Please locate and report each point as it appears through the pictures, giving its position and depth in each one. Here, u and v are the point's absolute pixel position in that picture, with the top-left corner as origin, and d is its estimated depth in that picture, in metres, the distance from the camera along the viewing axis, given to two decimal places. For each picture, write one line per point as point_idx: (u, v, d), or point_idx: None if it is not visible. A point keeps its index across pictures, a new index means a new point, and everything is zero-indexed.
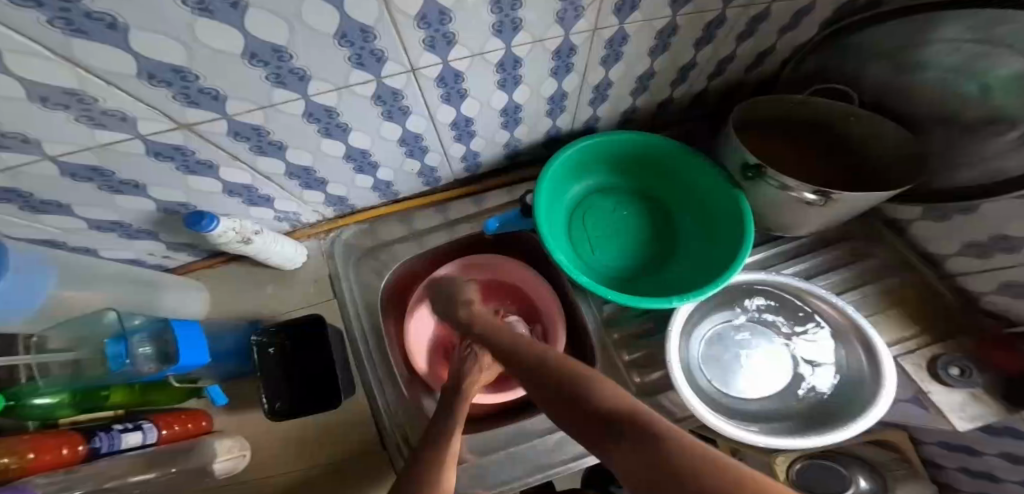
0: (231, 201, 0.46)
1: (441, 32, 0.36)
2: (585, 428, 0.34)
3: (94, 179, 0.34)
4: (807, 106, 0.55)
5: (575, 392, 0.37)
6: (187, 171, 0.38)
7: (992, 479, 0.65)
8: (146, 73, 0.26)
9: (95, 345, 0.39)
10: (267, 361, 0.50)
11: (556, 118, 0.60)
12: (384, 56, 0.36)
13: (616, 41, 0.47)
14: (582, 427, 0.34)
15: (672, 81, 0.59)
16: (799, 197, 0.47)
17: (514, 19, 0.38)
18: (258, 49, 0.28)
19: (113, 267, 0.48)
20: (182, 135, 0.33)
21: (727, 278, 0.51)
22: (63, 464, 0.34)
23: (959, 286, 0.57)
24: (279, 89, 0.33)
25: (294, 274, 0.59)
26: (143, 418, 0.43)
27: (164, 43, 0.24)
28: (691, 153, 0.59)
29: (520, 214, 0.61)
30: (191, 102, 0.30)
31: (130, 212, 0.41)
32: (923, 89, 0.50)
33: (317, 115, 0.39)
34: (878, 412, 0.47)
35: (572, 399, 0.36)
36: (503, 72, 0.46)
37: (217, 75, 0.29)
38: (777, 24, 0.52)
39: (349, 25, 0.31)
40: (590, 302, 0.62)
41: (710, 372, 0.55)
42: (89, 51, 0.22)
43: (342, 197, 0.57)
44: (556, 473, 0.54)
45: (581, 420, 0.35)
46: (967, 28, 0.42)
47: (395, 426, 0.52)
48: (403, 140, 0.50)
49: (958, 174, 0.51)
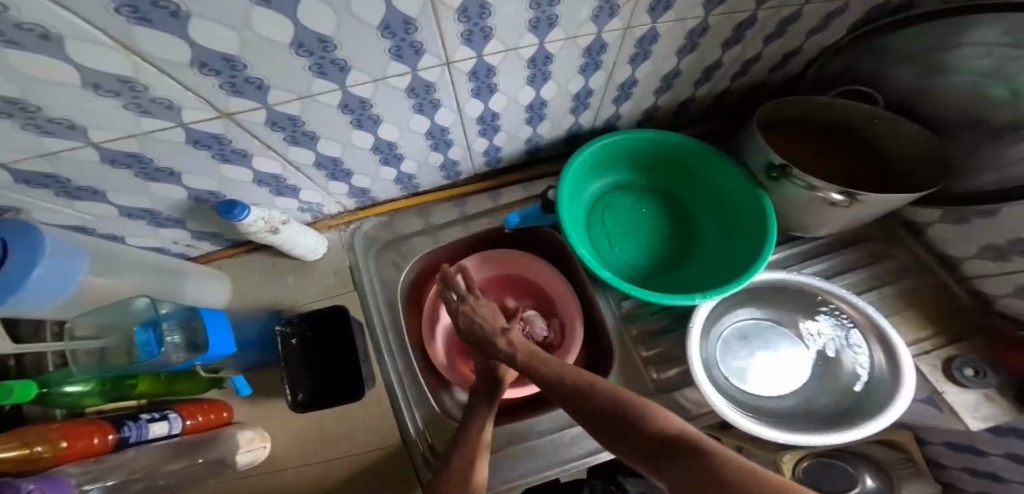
0: (259, 191, 0.45)
1: (479, 26, 0.36)
2: (622, 446, 0.38)
3: (132, 166, 0.34)
4: (832, 107, 0.55)
5: (614, 416, 0.38)
6: (222, 160, 0.38)
7: (996, 478, 0.66)
8: (198, 61, 0.26)
9: (124, 332, 0.40)
10: (291, 351, 0.51)
11: (580, 115, 0.60)
12: (422, 48, 0.36)
13: (646, 39, 0.47)
14: (618, 443, 0.38)
15: (697, 81, 0.59)
16: (825, 197, 0.48)
17: (551, 15, 0.38)
18: (306, 39, 0.28)
19: (144, 256, 0.48)
20: (222, 124, 0.33)
21: (749, 276, 0.51)
22: (93, 453, 0.34)
23: (974, 289, 0.58)
24: (319, 79, 0.33)
25: (315, 265, 0.59)
26: (167, 407, 0.43)
27: (220, 31, 0.24)
28: (714, 153, 0.60)
29: (541, 210, 0.61)
30: (235, 91, 0.30)
31: (162, 200, 0.40)
32: (953, 92, 0.50)
33: (352, 107, 0.39)
34: (897, 412, 0.48)
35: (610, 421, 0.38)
36: (534, 68, 0.46)
37: (265, 65, 0.29)
38: (806, 26, 0.52)
39: (394, 16, 0.30)
40: (608, 298, 0.63)
41: (729, 369, 0.56)
42: (148, 39, 0.22)
43: (365, 189, 0.57)
44: (573, 467, 0.55)
45: (618, 439, 0.38)
46: (1002, 32, 0.42)
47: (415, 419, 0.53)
48: (429, 133, 0.50)
49: (981, 177, 0.52)
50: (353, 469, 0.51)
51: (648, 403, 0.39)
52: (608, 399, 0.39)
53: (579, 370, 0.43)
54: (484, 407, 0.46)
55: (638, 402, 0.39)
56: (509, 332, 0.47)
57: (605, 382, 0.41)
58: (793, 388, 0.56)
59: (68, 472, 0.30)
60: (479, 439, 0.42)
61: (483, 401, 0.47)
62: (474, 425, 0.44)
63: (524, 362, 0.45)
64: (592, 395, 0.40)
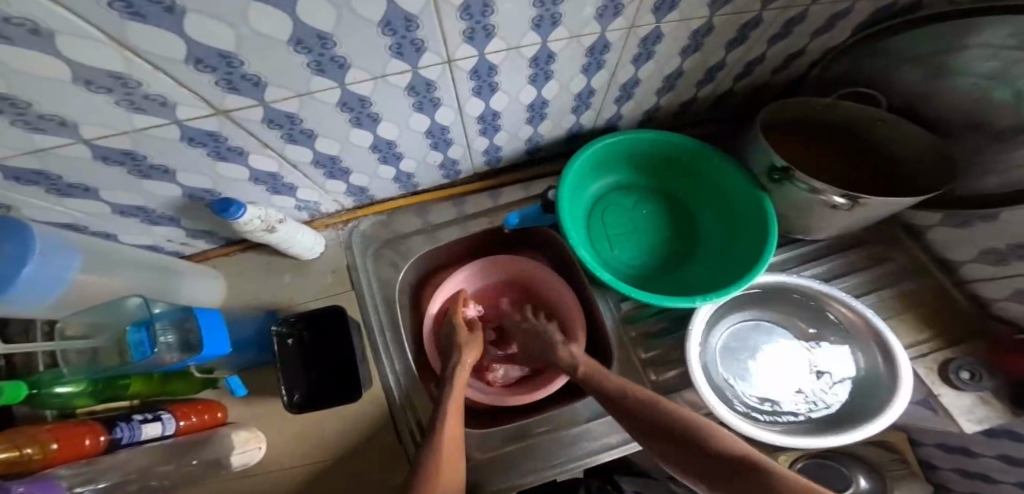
0: (256, 189, 0.45)
1: (482, 24, 0.35)
2: (678, 456, 0.44)
3: (125, 163, 0.33)
4: (837, 110, 0.55)
5: (674, 432, 0.43)
6: (218, 157, 0.37)
7: (986, 479, 0.67)
8: (193, 58, 0.25)
9: (114, 333, 0.38)
10: (288, 352, 0.50)
11: (581, 114, 0.59)
12: (424, 46, 0.35)
13: (650, 39, 0.46)
14: (674, 455, 0.44)
15: (699, 82, 0.59)
16: (827, 200, 0.47)
17: (554, 13, 0.37)
18: (304, 36, 0.28)
19: (138, 254, 0.47)
20: (218, 121, 0.32)
21: (749, 279, 0.51)
22: (84, 455, 0.33)
23: (972, 293, 0.58)
24: (318, 76, 0.32)
25: (311, 264, 0.59)
26: (160, 408, 0.43)
27: (216, 26, 0.23)
28: (717, 154, 0.59)
29: (541, 210, 0.60)
30: (231, 88, 0.29)
31: (157, 198, 0.40)
32: (959, 95, 0.50)
33: (351, 105, 0.38)
34: (894, 414, 0.48)
35: (670, 435, 0.43)
36: (536, 67, 0.45)
37: (262, 61, 0.28)
38: (810, 27, 0.51)
39: (395, 13, 0.30)
40: (608, 300, 0.63)
41: (728, 372, 0.56)
42: (141, 34, 0.22)
43: (364, 188, 0.56)
44: (574, 469, 0.55)
45: (675, 451, 0.44)
46: (1009, 34, 0.42)
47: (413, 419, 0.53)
48: (429, 132, 0.49)
49: (984, 181, 0.52)
50: (351, 469, 0.51)
51: (703, 421, 0.44)
52: (670, 417, 0.44)
53: (636, 387, 0.47)
54: (454, 399, 0.49)
55: (695, 420, 0.44)
56: (570, 346, 0.55)
57: (665, 401, 0.46)
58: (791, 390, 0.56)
59: (59, 475, 0.29)
60: (448, 438, 0.44)
61: (449, 394, 0.49)
62: (441, 421, 0.46)
63: (584, 373, 0.51)
64: (654, 412, 0.44)
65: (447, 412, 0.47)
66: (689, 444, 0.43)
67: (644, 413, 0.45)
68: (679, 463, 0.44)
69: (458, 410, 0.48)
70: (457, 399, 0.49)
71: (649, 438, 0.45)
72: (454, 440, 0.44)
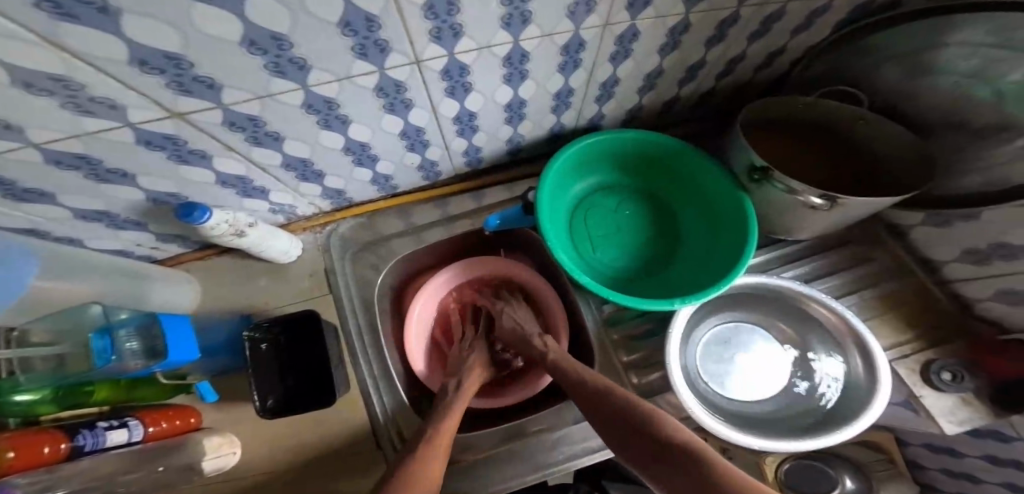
0: (225, 193, 0.44)
1: (448, 23, 0.35)
2: (631, 448, 0.42)
3: (80, 168, 0.32)
4: (818, 108, 0.54)
5: (626, 419, 0.43)
6: (179, 161, 0.36)
7: (971, 479, 0.67)
8: (137, 59, 0.24)
9: (80, 339, 0.37)
10: (261, 357, 0.49)
11: (562, 114, 0.58)
12: (388, 47, 0.35)
13: (626, 37, 0.46)
14: (626, 447, 0.43)
15: (680, 80, 0.58)
16: (805, 201, 0.47)
17: (524, 11, 0.36)
18: (257, 37, 0.27)
19: (103, 259, 0.46)
20: (174, 124, 0.32)
21: (729, 281, 0.51)
22: (44, 463, 0.32)
23: (955, 292, 0.58)
24: (277, 78, 0.32)
25: (288, 268, 0.58)
26: (128, 414, 0.42)
27: (160, 29, 0.23)
28: (698, 154, 0.59)
29: (522, 212, 0.60)
30: (184, 90, 0.29)
31: (119, 202, 0.39)
32: (939, 93, 0.49)
33: (317, 107, 0.38)
34: (872, 417, 0.48)
35: (622, 424, 0.43)
36: (510, 66, 0.44)
37: (213, 63, 0.27)
38: (789, 25, 0.51)
39: (354, 14, 0.29)
40: (590, 302, 0.62)
41: (708, 374, 0.56)
42: (79, 36, 0.21)
43: (340, 190, 0.55)
44: (554, 473, 0.54)
45: (625, 443, 0.43)
46: (987, 32, 0.41)
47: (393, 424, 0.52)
48: (404, 133, 0.49)
49: (965, 179, 0.51)
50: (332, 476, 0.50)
51: (659, 413, 0.43)
52: (624, 406, 0.44)
53: (600, 379, 0.48)
54: (454, 411, 0.48)
55: (649, 410, 0.43)
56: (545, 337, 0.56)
57: (626, 391, 0.46)
58: (771, 392, 0.55)
59: (16, 483, 0.29)
60: (440, 443, 0.43)
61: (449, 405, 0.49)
62: (438, 424, 0.46)
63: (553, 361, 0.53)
64: (609, 399, 0.45)
65: (445, 418, 0.47)
66: (639, 433, 0.42)
67: (601, 400, 0.45)
68: (631, 455, 0.42)
69: (456, 416, 0.48)
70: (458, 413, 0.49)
71: (602, 425, 0.45)
72: (444, 444, 0.44)
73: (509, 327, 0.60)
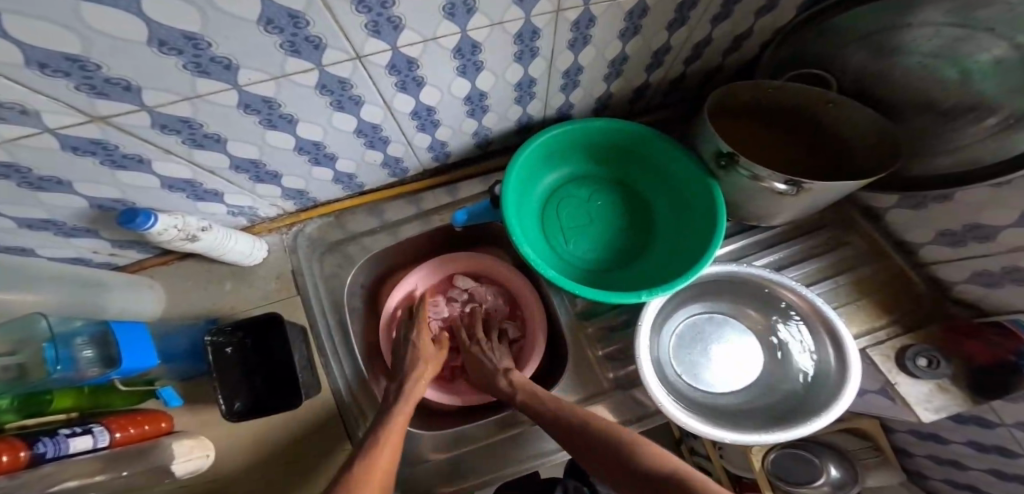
0: (173, 196, 0.45)
1: (385, 17, 0.32)
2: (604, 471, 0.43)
3: (10, 177, 0.32)
4: (788, 96, 0.52)
5: (626, 463, 0.42)
6: (115, 166, 0.37)
7: (957, 466, 0.67)
8: (35, 62, 0.23)
9: (35, 348, 0.36)
10: (226, 361, 0.49)
11: (527, 105, 0.57)
12: (322, 43, 0.33)
13: (582, 23, 0.43)
14: (591, 457, 0.44)
15: (648, 67, 0.56)
16: (771, 187, 0.46)
17: (467, 0, 0.34)
18: (167, 37, 0.25)
19: (59, 268, 0.47)
20: (98, 128, 0.31)
21: (695, 272, 0.50)
22: (3, 471, 0.30)
23: (932, 276, 0.58)
24: (202, 78, 0.31)
25: (255, 270, 0.59)
26: (94, 421, 0.41)
27: (52, 30, 0.21)
28: (665, 141, 0.57)
29: (489, 206, 0.59)
30: (98, 92, 0.28)
31: (61, 209, 0.39)
32: (908, 73, 0.47)
33: (256, 106, 0.37)
34: (839, 411, 0.47)
35: (614, 467, 0.42)
36: (462, 58, 0.42)
37: (122, 65, 0.26)
38: (755, 5, 0.49)
39: (275, 11, 0.27)
40: (562, 297, 0.62)
41: (680, 366, 0.56)
42: None
43: (302, 190, 0.56)
44: (531, 466, 0.54)
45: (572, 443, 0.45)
46: (946, 12, 0.39)
47: (353, 397, 0.55)
48: (359, 131, 0.48)
49: (936, 160, 0.50)
50: (319, 475, 0.52)
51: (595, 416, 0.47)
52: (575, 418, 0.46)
53: (574, 405, 0.48)
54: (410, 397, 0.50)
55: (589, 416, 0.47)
56: (511, 374, 0.55)
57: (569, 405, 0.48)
58: (739, 386, 0.56)
59: None
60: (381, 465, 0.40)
61: (400, 408, 0.48)
62: (393, 413, 0.47)
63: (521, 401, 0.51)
64: (599, 438, 0.44)
65: (402, 404, 0.49)
66: (599, 451, 0.44)
67: (577, 432, 0.45)
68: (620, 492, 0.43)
69: (412, 401, 0.50)
70: (405, 413, 0.48)
71: (564, 433, 0.46)
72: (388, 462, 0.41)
73: (477, 355, 0.60)
